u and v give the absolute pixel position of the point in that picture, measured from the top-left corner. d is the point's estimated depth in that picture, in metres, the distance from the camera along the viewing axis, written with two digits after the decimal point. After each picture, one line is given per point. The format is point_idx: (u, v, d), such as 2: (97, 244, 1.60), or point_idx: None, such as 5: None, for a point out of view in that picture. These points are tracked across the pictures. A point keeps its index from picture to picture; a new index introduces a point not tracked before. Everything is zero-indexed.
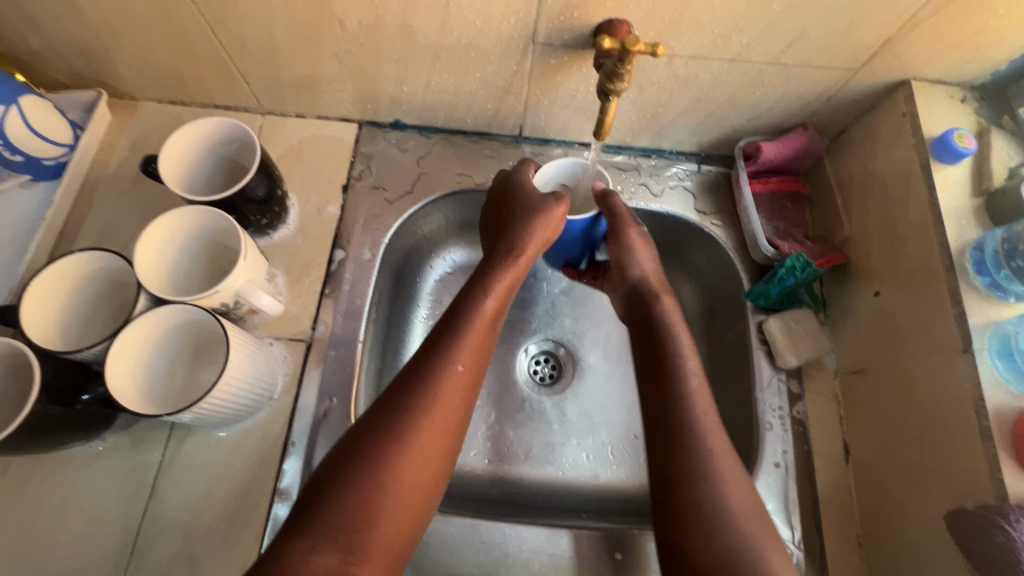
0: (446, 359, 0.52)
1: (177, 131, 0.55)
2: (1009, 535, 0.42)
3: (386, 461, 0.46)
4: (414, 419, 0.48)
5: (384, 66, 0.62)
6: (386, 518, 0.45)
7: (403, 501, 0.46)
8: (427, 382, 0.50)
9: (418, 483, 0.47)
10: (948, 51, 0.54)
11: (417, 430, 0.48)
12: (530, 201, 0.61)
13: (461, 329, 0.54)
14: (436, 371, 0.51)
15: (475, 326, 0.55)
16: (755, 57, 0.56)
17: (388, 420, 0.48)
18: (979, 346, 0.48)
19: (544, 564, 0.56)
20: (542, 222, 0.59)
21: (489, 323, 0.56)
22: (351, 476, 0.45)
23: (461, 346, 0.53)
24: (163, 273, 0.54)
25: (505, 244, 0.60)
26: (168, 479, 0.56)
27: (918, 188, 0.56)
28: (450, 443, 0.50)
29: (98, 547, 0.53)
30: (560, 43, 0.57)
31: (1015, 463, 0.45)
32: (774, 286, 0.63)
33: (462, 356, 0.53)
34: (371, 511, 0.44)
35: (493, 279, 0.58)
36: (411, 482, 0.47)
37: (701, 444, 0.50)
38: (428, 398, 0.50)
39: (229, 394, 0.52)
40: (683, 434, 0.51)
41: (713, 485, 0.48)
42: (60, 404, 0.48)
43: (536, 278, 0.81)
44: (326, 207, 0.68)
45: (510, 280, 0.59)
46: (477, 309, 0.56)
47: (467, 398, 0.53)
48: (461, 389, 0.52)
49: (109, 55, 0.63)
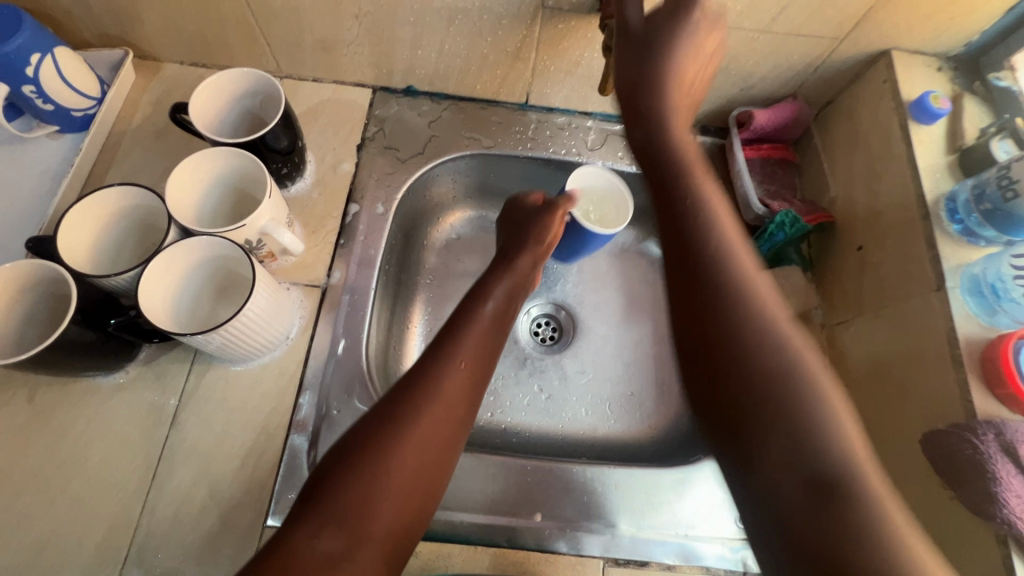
0: (449, 356, 0.52)
1: (207, 80, 0.59)
2: (976, 447, 0.46)
3: (393, 447, 0.45)
4: (420, 409, 0.48)
5: (401, 28, 0.65)
6: (388, 507, 0.43)
7: (407, 492, 0.44)
8: (433, 375, 0.50)
9: (422, 476, 0.45)
10: (924, 21, 0.59)
11: (423, 422, 0.47)
12: (532, 214, 0.68)
13: (464, 330, 0.55)
14: (440, 365, 0.51)
15: (477, 328, 0.56)
16: (749, 24, 0.61)
17: (395, 408, 0.47)
18: (951, 284, 0.52)
19: (547, 495, 0.59)
20: (540, 235, 0.66)
21: (490, 324, 0.58)
22: (358, 462, 0.44)
23: (464, 344, 0.54)
24: (190, 212, 0.57)
25: (515, 246, 0.66)
26: (189, 411, 0.58)
27: (897, 147, 0.60)
28: (451, 444, 0.48)
29: (121, 471, 0.56)
30: (568, 7, 0.61)
31: (983, 386, 0.49)
32: (765, 242, 0.68)
33: (465, 353, 0.53)
34: (373, 501, 0.43)
35: (490, 286, 0.61)
36: (415, 474, 0.45)
37: (746, 313, 0.40)
38: (431, 389, 0.49)
39: (250, 324, 0.55)
40: (722, 317, 0.41)
41: (769, 369, 0.39)
42: (90, 327, 0.51)
43: None
44: (341, 164, 0.72)
45: (504, 285, 0.62)
46: (478, 313, 0.57)
47: (471, 399, 0.51)
48: (466, 384, 0.51)
49: (139, 15, 0.66)
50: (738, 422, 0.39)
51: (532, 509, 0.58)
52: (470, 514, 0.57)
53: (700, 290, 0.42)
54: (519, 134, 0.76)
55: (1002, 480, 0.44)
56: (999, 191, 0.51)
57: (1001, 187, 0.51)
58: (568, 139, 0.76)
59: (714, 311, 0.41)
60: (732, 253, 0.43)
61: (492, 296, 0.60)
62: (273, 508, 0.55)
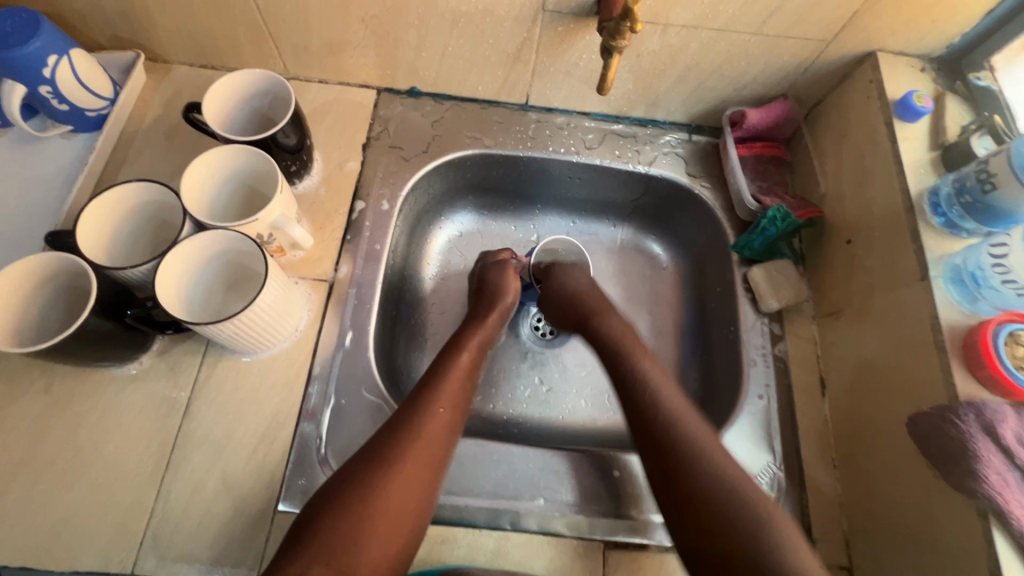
0: (429, 402, 0.57)
1: (220, 80, 0.61)
2: (958, 427, 0.48)
3: (375, 490, 0.50)
4: (400, 456, 0.52)
5: (406, 31, 0.68)
6: (370, 547, 0.47)
7: (388, 532, 0.49)
8: (413, 422, 0.55)
9: (402, 516, 0.50)
10: (907, 24, 0.62)
11: (401, 468, 0.52)
12: (497, 273, 0.74)
13: (441, 377, 0.60)
14: (420, 411, 0.56)
15: (453, 376, 0.61)
16: (740, 27, 0.63)
17: (378, 454, 0.52)
18: (935, 273, 0.55)
19: (549, 480, 0.61)
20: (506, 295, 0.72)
21: (463, 376, 0.62)
22: (347, 501, 0.49)
23: (442, 392, 0.59)
24: (202, 207, 0.59)
25: (484, 305, 0.71)
26: (202, 400, 0.60)
27: (883, 144, 0.63)
28: (427, 490, 0.52)
29: (136, 459, 0.57)
30: (567, 11, 0.63)
31: (966, 369, 0.51)
32: (757, 236, 0.70)
33: (442, 399, 0.58)
34: (354, 541, 0.47)
35: (464, 338, 0.66)
36: (394, 515, 0.50)
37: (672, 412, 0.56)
38: (413, 431, 0.54)
39: (262, 316, 0.57)
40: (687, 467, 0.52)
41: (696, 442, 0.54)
42: (108, 318, 0.53)
43: (526, 241, 0.86)
44: (347, 162, 0.74)
45: (478, 338, 0.67)
46: (454, 363, 0.62)
47: (447, 441, 0.56)
48: (444, 428, 0.56)
49: (151, 18, 0.68)
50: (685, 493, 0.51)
51: (534, 493, 0.60)
52: (475, 498, 0.59)
53: (674, 461, 0.53)
54: (520, 134, 0.78)
55: (982, 457, 0.46)
56: (978, 184, 0.54)
57: (980, 181, 0.54)
58: (567, 138, 0.79)
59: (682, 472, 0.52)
60: (704, 443, 0.54)
61: (465, 348, 0.65)
62: (284, 493, 0.57)
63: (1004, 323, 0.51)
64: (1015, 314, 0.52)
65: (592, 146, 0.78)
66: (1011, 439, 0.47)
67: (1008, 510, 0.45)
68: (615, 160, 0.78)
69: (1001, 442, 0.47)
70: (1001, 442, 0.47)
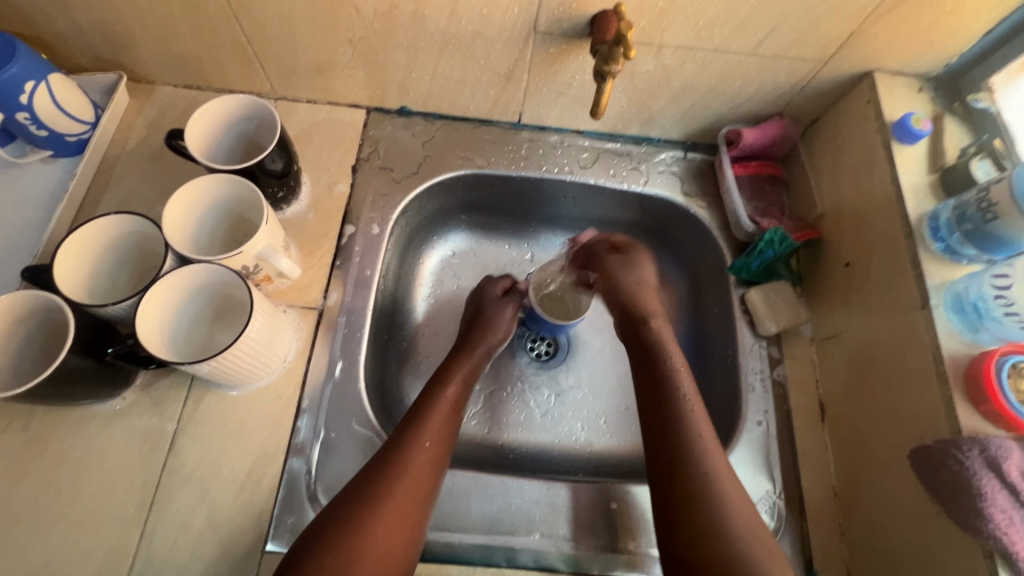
0: (415, 435, 0.55)
1: (202, 107, 0.60)
2: (962, 463, 0.47)
3: (359, 529, 0.49)
4: (384, 493, 0.51)
5: (395, 52, 0.66)
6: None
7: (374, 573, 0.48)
8: (400, 456, 0.53)
9: (388, 556, 0.49)
10: (905, 44, 0.61)
11: (387, 506, 0.50)
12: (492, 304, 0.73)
13: (428, 409, 0.58)
14: (406, 444, 0.54)
15: (440, 408, 0.59)
16: (735, 48, 0.62)
17: (363, 492, 0.51)
18: (935, 302, 0.54)
19: (545, 513, 0.59)
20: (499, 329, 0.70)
21: (450, 410, 0.60)
22: (332, 541, 0.48)
23: (427, 424, 0.57)
24: (187, 238, 0.58)
25: (475, 334, 0.70)
26: (187, 436, 0.58)
27: (881, 166, 0.62)
28: (413, 528, 0.51)
29: (118, 498, 0.55)
30: (559, 33, 0.62)
31: (968, 402, 0.50)
32: (755, 258, 0.69)
33: (428, 432, 0.56)
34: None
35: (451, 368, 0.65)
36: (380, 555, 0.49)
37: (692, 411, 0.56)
38: (400, 466, 0.53)
39: (247, 350, 0.55)
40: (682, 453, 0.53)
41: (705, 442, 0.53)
42: (88, 356, 0.51)
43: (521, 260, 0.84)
44: (336, 185, 0.72)
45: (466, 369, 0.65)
46: (441, 395, 0.61)
47: (435, 475, 0.54)
48: (430, 463, 0.54)
49: (133, 40, 0.67)
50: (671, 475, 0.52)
51: (529, 527, 0.58)
52: (469, 534, 0.57)
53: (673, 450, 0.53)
54: (512, 153, 0.77)
55: (987, 496, 0.45)
56: (979, 213, 0.53)
57: (981, 209, 0.53)
58: (560, 157, 0.77)
59: (682, 462, 0.52)
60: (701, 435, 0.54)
61: (451, 378, 0.63)
62: (272, 532, 0.55)
63: (1008, 355, 0.50)
64: (1018, 346, 0.51)
65: (586, 165, 0.77)
66: (1017, 477, 0.46)
67: (1014, 552, 0.44)
68: (610, 179, 0.77)
69: (1007, 479, 0.46)
70: (1007, 480, 0.46)
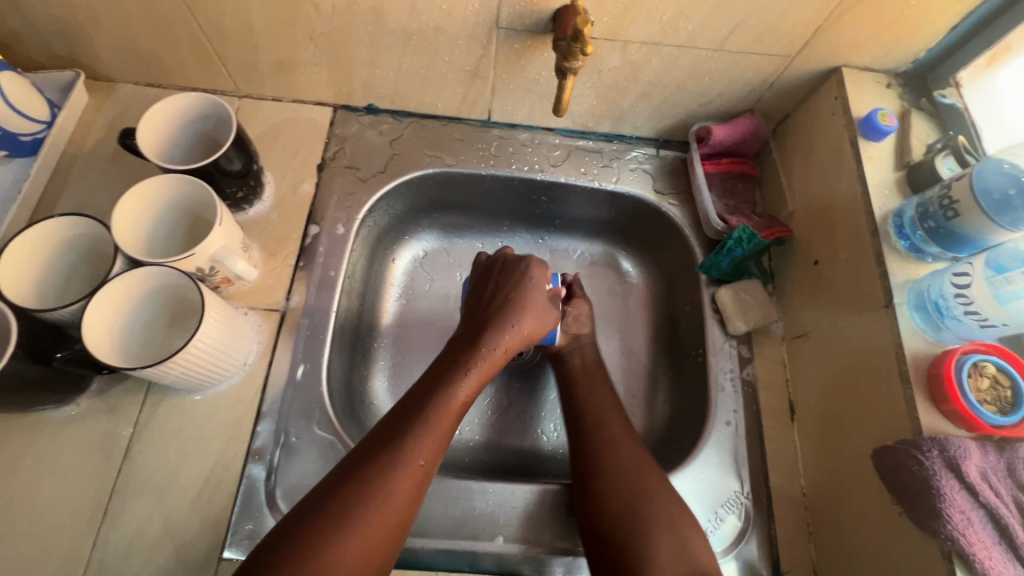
0: (410, 452, 0.49)
1: (155, 105, 0.58)
2: (922, 463, 0.46)
3: (326, 557, 0.42)
4: (363, 515, 0.45)
5: (357, 48, 0.65)
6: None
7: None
8: (387, 472, 0.47)
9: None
10: (871, 40, 0.60)
11: (366, 530, 0.45)
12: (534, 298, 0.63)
13: (431, 419, 0.51)
14: (398, 459, 0.48)
15: (444, 419, 0.52)
16: (701, 43, 0.61)
17: (335, 515, 0.44)
18: (899, 300, 0.53)
19: (509, 517, 0.58)
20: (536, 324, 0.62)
21: (455, 419, 0.53)
22: (293, 566, 0.41)
23: (425, 439, 0.50)
24: (140, 241, 0.56)
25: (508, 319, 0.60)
26: (143, 442, 0.57)
27: (849, 163, 0.61)
28: (388, 554, 0.46)
29: (71, 506, 0.54)
30: (522, 28, 0.61)
31: (930, 402, 0.49)
32: (724, 257, 0.68)
33: (426, 451, 0.49)
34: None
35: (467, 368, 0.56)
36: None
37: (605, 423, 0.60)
38: (389, 484, 0.47)
39: (202, 355, 0.54)
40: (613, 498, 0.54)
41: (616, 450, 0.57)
42: (34, 361, 0.50)
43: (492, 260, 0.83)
44: (301, 184, 0.71)
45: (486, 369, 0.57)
46: (449, 401, 0.53)
47: (418, 497, 0.48)
48: (422, 481, 0.49)
49: (88, 37, 0.65)
50: (597, 518, 0.53)
51: (493, 531, 0.58)
52: (431, 539, 0.57)
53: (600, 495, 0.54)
54: (482, 151, 0.76)
55: (946, 496, 0.45)
56: (941, 211, 0.52)
57: (942, 207, 0.52)
58: (531, 155, 0.76)
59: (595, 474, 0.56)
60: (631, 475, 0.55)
61: (457, 382, 0.55)
62: (229, 539, 0.54)
63: (969, 354, 0.50)
64: (979, 345, 0.50)
65: (557, 163, 0.76)
66: (976, 476, 0.46)
67: (971, 553, 0.43)
68: (581, 177, 0.76)
69: (966, 479, 0.45)
70: (966, 480, 0.45)
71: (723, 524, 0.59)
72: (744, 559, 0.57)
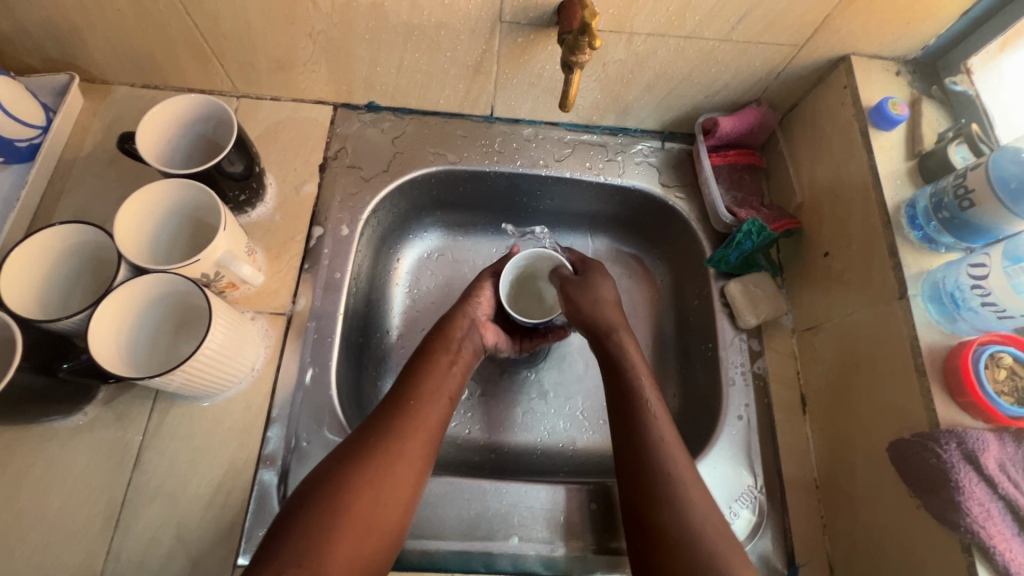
0: (400, 398, 0.55)
1: (155, 108, 0.57)
2: (940, 456, 0.46)
3: (347, 490, 0.48)
4: (373, 448, 0.51)
5: (358, 45, 0.64)
6: (339, 565, 0.45)
7: (363, 528, 0.47)
8: (388, 429, 0.52)
9: (379, 512, 0.48)
10: (881, 27, 0.59)
11: (379, 464, 0.50)
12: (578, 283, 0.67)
13: (419, 372, 0.58)
14: (393, 409, 0.54)
15: (432, 372, 0.58)
16: (708, 34, 0.60)
17: (347, 475, 0.49)
18: (913, 292, 0.53)
19: (524, 516, 0.58)
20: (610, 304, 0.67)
21: (448, 376, 0.59)
22: (317, 505, 0.47)
23: (420, 386, 0.57)
24: (144, 248, 0.56)
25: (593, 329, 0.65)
26: (153, 450, 0.57)
27: (859, 152, 0.61)
28: (408, 487, 0.50)
29: (83, 517, 0.54)
30: (526, 22, 0.59)
31: (946, 395, 0.49)
32: (733, 250, 0.67)
33: (416, 393, 0.56)
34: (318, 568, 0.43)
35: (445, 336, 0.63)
36: (371, 509, 0.48)
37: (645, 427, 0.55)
38: (392, 430, 0.52)
39: (211, 362, 0.53)
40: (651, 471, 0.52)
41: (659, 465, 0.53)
42: (40, 373, 0.49)
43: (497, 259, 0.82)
44: (303, 185, 0.70)
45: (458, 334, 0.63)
46: (431, 364, 0.59)
47: (429, 439, 0.54)
48: (422, 422, 0.54)
49: (82, 39, 0.63)
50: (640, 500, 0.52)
51: (508, 531, 0.57)
52: (446, 541, 0.57)
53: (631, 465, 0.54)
54: (485, 148, 0.75)
55: (964, 488, 0.45)
56: (956, 200, 0.52)
57: (957, 197, 0.52)
58: (536, 150, 0.75)
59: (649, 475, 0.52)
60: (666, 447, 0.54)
61: (439, 351, 0.61)
62: (244, 545, 0.54)
63: (985, 345, 0.49)
64: (996, 336, 0.50)
65: (561, 158, 0.75)
66: (994, 468, 0.46)
67: (991, 545, 0.43)
68: (587, 172, 0.75)
69: (984, 472, 0.45)
70: (984, 472, 0.45)
71: (736, 519, 0.59)
72: (759, 554, 0.57)
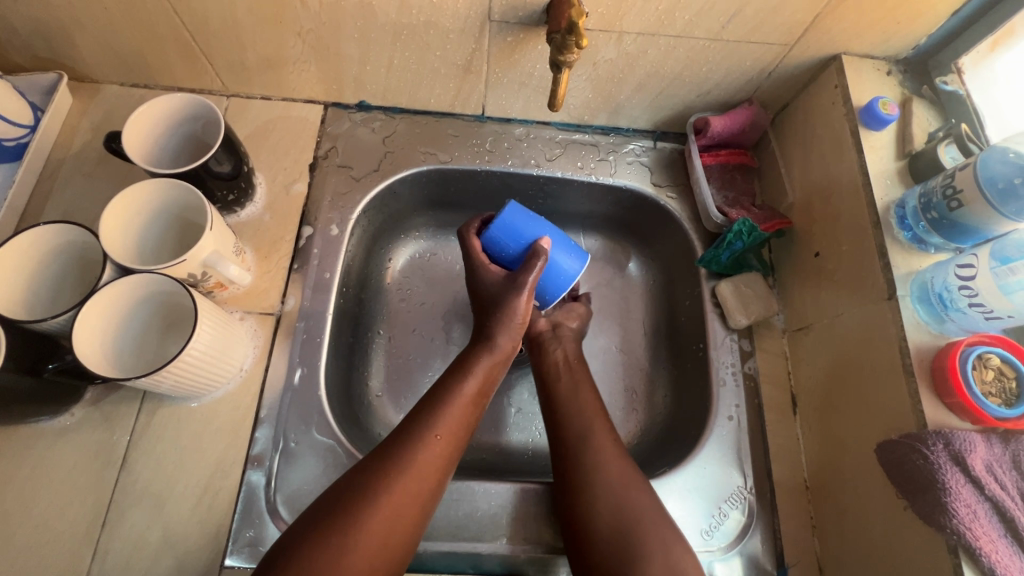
0: (422, 431, 0.52)
1: (142, 106, 0.57)
2: (927, 457, 0.46)
3: (358, 525, 0.46)
4: (388, 484, 0.48)
5: (347, 45, 0.63)
6: None
7: (370, 562, 0.45)
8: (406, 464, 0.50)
9: (387, 545, 0.47)
10: (871, 27, 0.59)
11: (392, 500, 0.48)
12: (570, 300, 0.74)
13: (444, 402, 0.54)
14: (413, 441, 0.51)
15: (458, 402, 0.55)
16: (698, 33, 0.60)
17: (359, 510, 0.46)
18: (902, 292, 0.52)
19: (513, 517, 0.58)
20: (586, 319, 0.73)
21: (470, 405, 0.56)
22: (323, 541, 0.45)
23: (443, 418, 0.53)
24: (131, 247, 0.56)
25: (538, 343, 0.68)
26: (140, 451, 0.56)
27: (850, 151, 0.60)
28: (416, 519, 0.49)
29: (69, 518, 0.54)
30: (515, 21, 0.59)
31: (935, 396, 0.49)
32: (724, 250, 0.67)
33: (440, 426, 0.52)
34: None
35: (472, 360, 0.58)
36: (381, 542, 0.46)
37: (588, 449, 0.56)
38: (410, 465, 0.50)
39: (198, 363, 0.53)
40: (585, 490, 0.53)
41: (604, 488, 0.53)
42: (25, 373, 0.49)
43: None
44: (293, 184, 0.70)
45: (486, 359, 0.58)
46: (457, 391, 0.56)
47: (442, 472, 0.51)
48: (442, 456, 0.52)
49: (70, 38, 0.63)
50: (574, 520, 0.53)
51: (496, 533, 0.57)
52: (434, 542, 0.56)
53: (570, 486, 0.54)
54: (477, 147, 0.74)
55: (951, 490, 0.45)
56: (944, 201, 0.52)
57: (946, 197, 0.52)
58: (527, 150, 0.75)
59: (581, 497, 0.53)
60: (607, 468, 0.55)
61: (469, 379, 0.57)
62: (231, 546, 0.54)
63: (973, 346, 0.49)
64: (983, 336, 0.50)
65: (553, 158, 0.75)
66: (981, 469, 0.46)
67: (977, 547, 0.43)
68: (578, 172, 0.74)
69: (970, 473, 0.45)
70: (971, 473, 0.45)
71: (726, 519, 0.58)
72: (748, 554, 0.57)
